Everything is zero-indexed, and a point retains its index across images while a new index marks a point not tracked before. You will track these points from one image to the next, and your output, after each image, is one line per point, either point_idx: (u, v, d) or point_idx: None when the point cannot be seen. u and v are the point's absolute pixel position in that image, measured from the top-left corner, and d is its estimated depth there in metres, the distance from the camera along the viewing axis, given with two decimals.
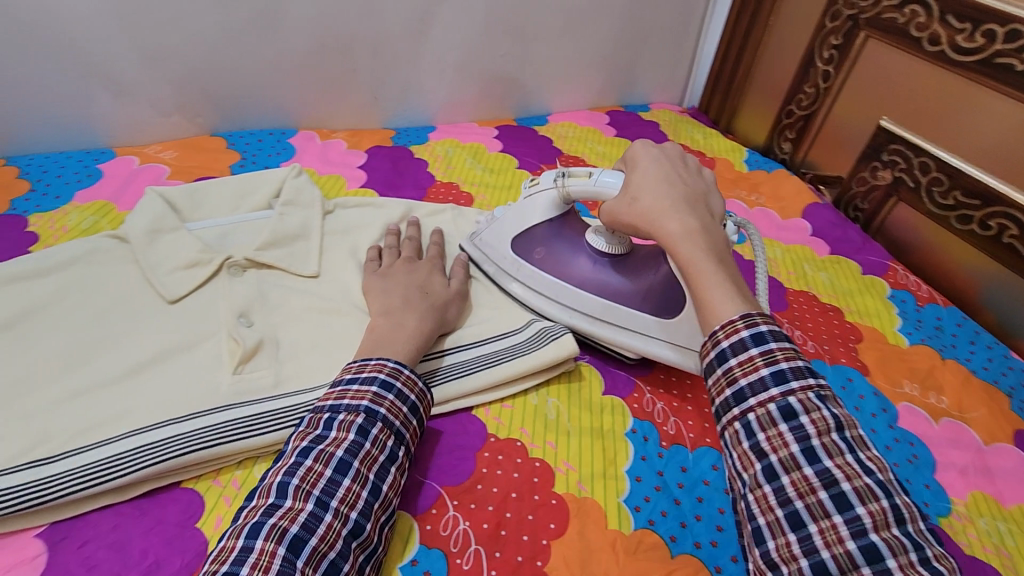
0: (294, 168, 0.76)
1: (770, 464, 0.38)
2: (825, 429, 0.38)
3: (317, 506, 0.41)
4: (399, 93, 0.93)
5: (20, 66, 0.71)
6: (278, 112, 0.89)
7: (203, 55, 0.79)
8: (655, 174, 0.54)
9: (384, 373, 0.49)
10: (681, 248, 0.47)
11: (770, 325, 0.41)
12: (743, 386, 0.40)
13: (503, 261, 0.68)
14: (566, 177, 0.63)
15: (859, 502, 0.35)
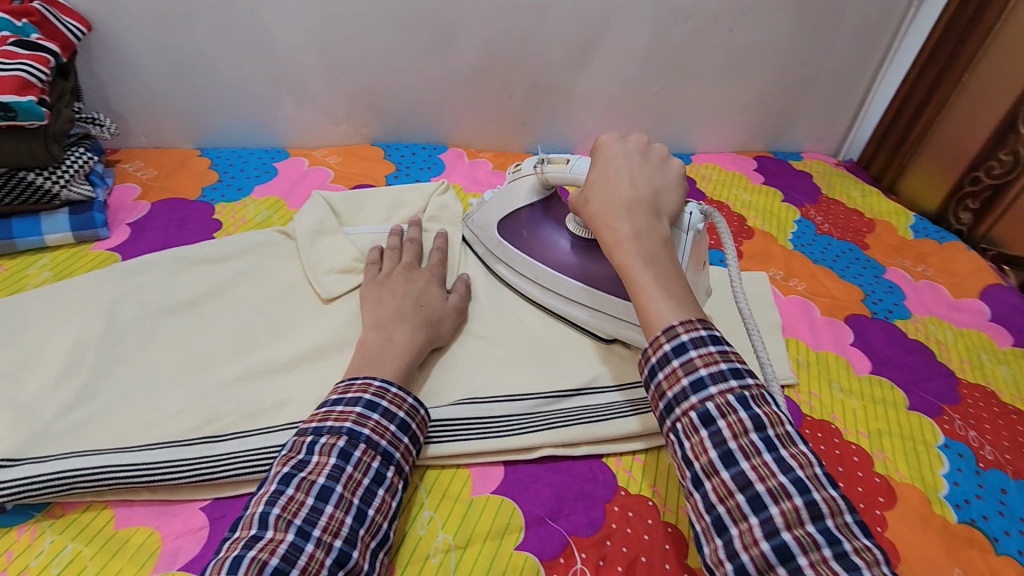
0: (442, 184, 0.77)
1: (752, 493, 0.38)
2: (741, 431, 0.39)
3: (299, 535, 0.40)
4: (548, 120, 0.94)
5: (227, 71, 0.79)
6: (434, 128, 0.92)
7: (378, 72, 0.84)
8: (614, 174, 0.54)
9: (369, 393, 0.47)
10: (616, 252, 0.49)
11: (690, 333, 0.42)
12: (670, 398, 0.42)
13: (490, 243, 0.69)
14: (545, 163, 0.63)
15: (771, 502, 0.37)
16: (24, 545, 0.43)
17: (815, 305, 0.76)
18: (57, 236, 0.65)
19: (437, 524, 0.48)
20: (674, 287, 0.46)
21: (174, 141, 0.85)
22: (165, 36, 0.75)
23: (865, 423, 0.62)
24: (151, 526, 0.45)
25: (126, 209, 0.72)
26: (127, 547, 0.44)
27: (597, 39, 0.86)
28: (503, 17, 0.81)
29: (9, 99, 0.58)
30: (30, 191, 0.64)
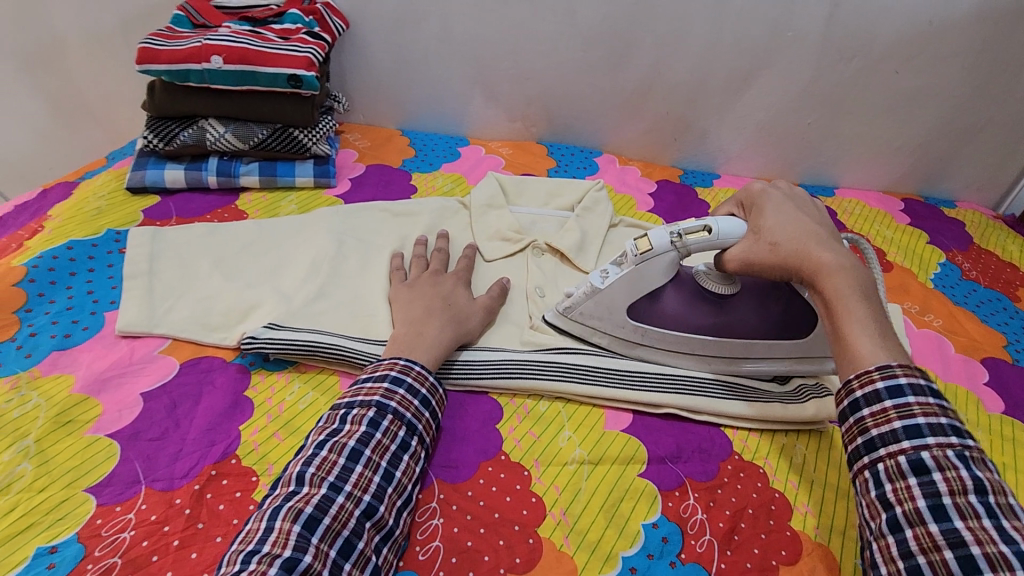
0: (598, 183, 0.87)
1: (964, 553, 0.35)
2: (960, 490, 0.37)
3: (331, 489, 0.45)
4: (698, 139, 1.02)
5: (437, 69, 0.97)
6: (593, 134, 1.04)
7: (556, 81, 0.97)
8: (790, 212, 0.55)
9: (394, 370, 0.53)
10: (829, 283, 0.48)
11: (910, 377, 0.41)
12: (873, 436, 0.41)
13: (623, 332, 0.64)
14: (684, 234, 0.58)
15: (988, 570, 0.34)
16: (281, 385, 0.58)
17: (949, 342, 0.77)
18: (303, 179, 0.83)
19: (575, 442, 0.58)
20: (886, 323, 0.46)
21: (383, 122, 1.04)
22: (397, 37, 0.93)
23: (988, 454, 0.64)
24: None
25: (347, 167, 0.91)
26: None
27: (760, 68, 0.93)
28: (675, 41, 0.91)
29: (300, 73, 0.75)
30: (292, 143, 0.82)
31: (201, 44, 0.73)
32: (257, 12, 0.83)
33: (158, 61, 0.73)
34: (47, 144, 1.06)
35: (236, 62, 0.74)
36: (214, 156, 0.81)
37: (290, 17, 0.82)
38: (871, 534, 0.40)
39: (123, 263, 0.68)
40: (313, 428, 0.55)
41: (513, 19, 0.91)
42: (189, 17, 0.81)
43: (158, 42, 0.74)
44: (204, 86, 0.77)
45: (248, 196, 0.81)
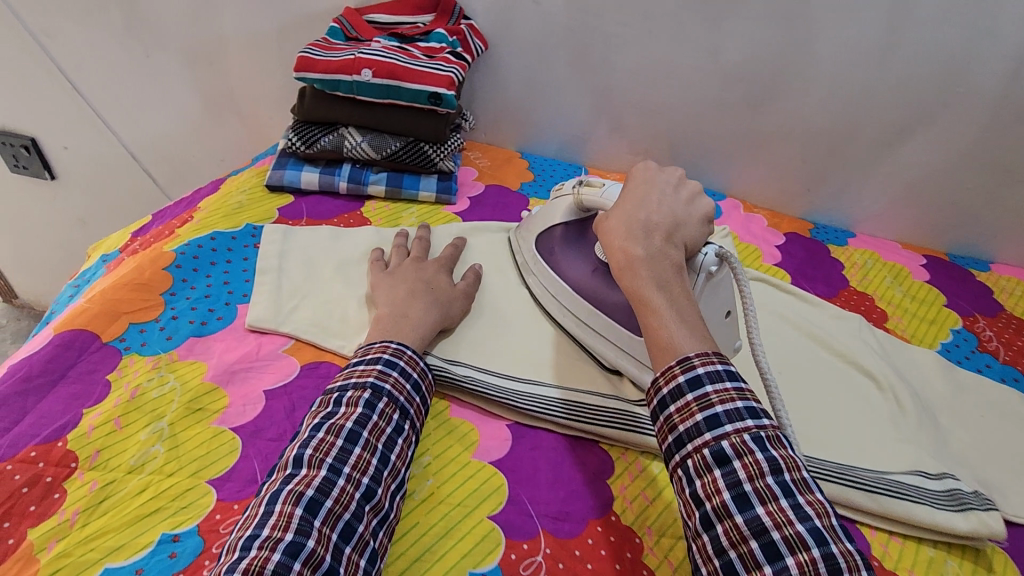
0: (723, 228, 0.85)
1: (767, 539, 0.37)
2: (757, 473, 0.39)
3: (330, 472, 0.43)
4: (836, 193, 0.94)
5: (565, 96, 0.95)
6: (718, 176, 0.99)
7: (688, 119, 0.93)
8: (633, 201, 0.56)
9: (387, 353, 0.52)
10: (626, 276, 0.50)
11: (706, 366, 0.43)
12: (682, 432, 0.43)
13: (524, 256, 0.74)
14: (582, 185, 0.68)
15: (788, 552, 0.36)
16: None
17: None
18: (426, 193, 0.84)
19: None
20: (685, 312, 0.47)
21: (502, 143, 1.04)
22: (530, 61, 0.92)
23: None
24: (473, 424, 0.58)
25: (467, 185, 0.91)
26: (459, 431, 0.57)
27: (921, 124, 0.84)
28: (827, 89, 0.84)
29: (442, 92, 0.76)
30: (421, 157, 0.83)
31: (354, 57, 0.76)
32: (404, 29, 0.86)
33: (314, 69, 0.76)
34: (193, 132, 1.15)
35: (384, 76, 0.76)
36: (347, 163, 0.84)
37: (436, 35, 0.84)
38: (691, 532, 0.42)
39: (256, 259, 0.71)
40: (421, 452, 0.54)
41: (650, 53, 0.87)
42: (344, 30, 0.85)
43: (316, 53, 0.77)
44: (351, 96, 0.79)
45: (373, 204, 0.83)
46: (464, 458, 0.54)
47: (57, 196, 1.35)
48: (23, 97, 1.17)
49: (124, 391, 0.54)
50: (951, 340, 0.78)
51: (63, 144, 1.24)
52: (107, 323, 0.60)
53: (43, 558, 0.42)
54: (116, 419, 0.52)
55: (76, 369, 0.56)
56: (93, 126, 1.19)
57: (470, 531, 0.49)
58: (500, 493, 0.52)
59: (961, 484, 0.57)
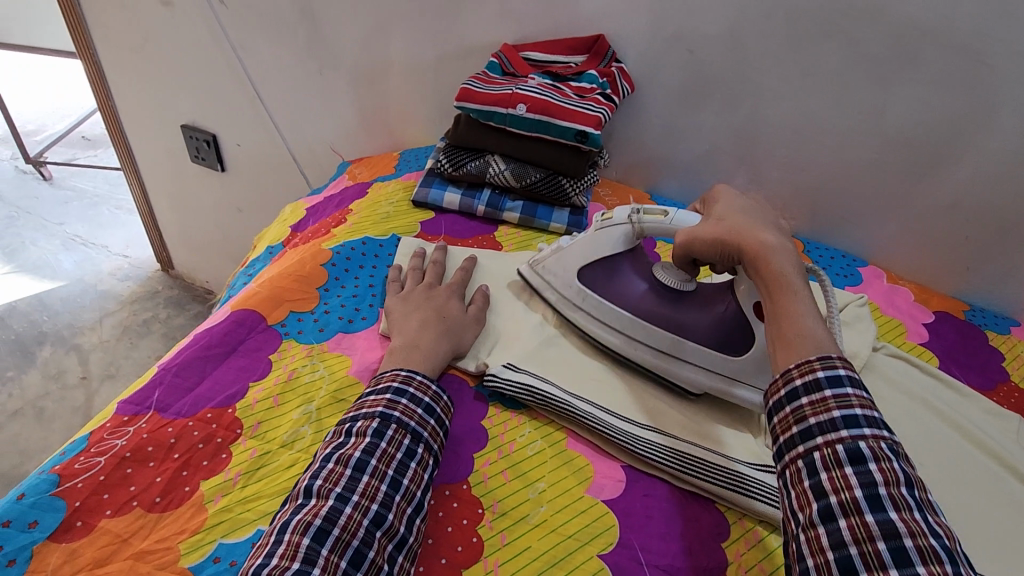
0: (861, 297, 0.80)
1: (897, 544, 0.36)
2: (893, 481, 0.39)
3: (338, 500, 0.46)
4: (1000, 275, 0.86)
5: (704, 143, 0.94)
6: (861, 241, 0.93)
7: (835, 178, 0.89)
8: (739, 206, 0.59)
9: (396, 381, 0.54)
10: (773, 258, 0.51)
11: (848, 370, 0.44)
12: (812, 425, 0.43)
13: (566, 291, 0.71)
14: (641, 213, 0.68)
15: (920, 561, 0.35)
16: (514, 424, 0.60)
17: None
18: (557, 225, 0.87)
19: None
20: (821, 310, 0.49)
21: (632, 182, 1.05)
22: (675, 106, 0.93)
23: None
24: (588, 459, 0.58)
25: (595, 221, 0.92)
26: (572, 464, 0.57)
27: None
28: (1006, 162, 0.78)
29: (589, 131, 0.80)
30: (557, 189, 0.86)
31: (512, 91, 0.81)
32: (558, 68, 0.90)
33: (474, 100, 0.82)
34: (346, 143, 1.27)
35: (538, 112, 0.80)
36: (488, 188, 0.88)
37: (587, 76, 0.87)
38: (797, 525, 0.41)
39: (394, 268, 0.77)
40: (538, 478, 0.55)
41: (805, 109, 0.85)
42: (501, 65, 0.91)
43: (477, 85, 0.84)
44: (502, 127, 0.84)
45: (505, 230, 0.87)
46: (577, 492, 0.55)
47: (222, 185, 1.53)
48: (215, 99, 1.36)
49: (283, 372, 0.61)
50: None
51: (237, 141, 1.41)
52: (271, 307, 0.68)
53: (211, 509, 0.48)
54: (275, 396, 0.58)
55: (245, 345, 0.63)
56: (264, 129, 1.35)
57: (580, 566, 0.49)
58: (612, 534, 0.52)
59: None
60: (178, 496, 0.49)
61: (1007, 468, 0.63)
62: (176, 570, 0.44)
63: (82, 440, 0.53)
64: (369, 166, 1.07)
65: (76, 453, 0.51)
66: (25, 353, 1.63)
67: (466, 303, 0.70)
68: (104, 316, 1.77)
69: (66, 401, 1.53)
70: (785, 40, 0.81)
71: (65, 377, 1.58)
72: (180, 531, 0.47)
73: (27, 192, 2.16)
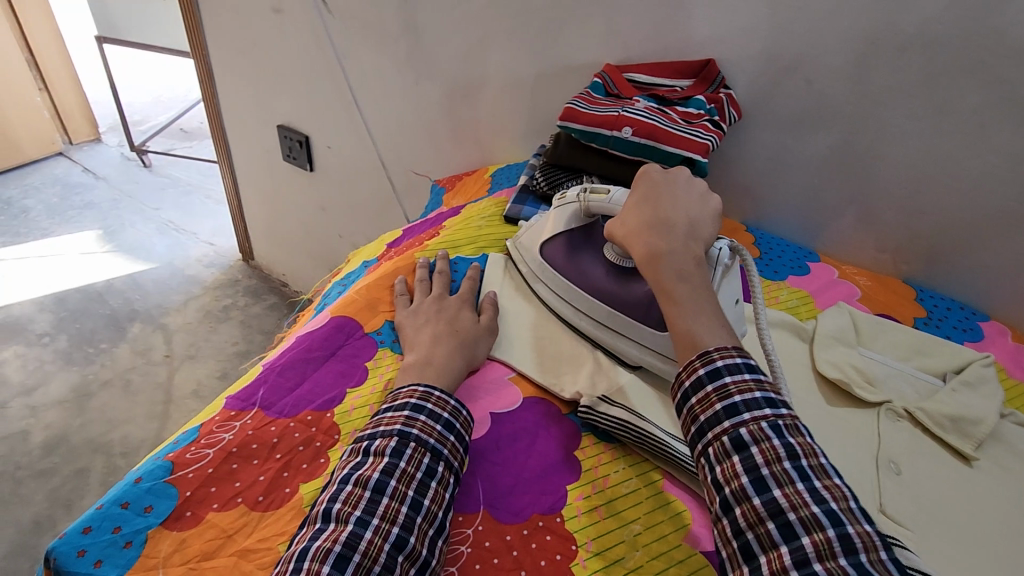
0: (987, 355, 0.72)
1: (785, 522, 0.40)
2: (773, 458, 0.42)
3: (358, 524, 0.45)
4: None
5: (812, 177, 0.90)
6: (985, 294, 0.85)
7: (960, 223, 0.82)
8: (648, 198, 0.62)
9: (415, 398, 0.53)
10: (651, 266, 0.56)
11: (725, 359, 0.47)
12: (702, 422, 0.46)
13: (532, 264, 0.77)
14: (588, 193, 0.73)
15: (804, 532, 0.39)
16: (608, 458, 0.58)
17: None
18: None
19: None
20: (705, 302, 0.53)
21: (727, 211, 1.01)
22: (783, 138, 0.89)
23: None
24: (686, 504, 0.55)
25: None
26: (668, 507, 0.54)
27: None
28: None
29: (696, 158, 0.77)
30: None
31: (618, 114, 0.80)
32: (663, 91, 0.88)
33: (578, 121, 0.82)
34: (434, 152, 1.29)
35: (643, 136, 0.78)
36: None
37: (695, 102, 0.84)
38: (712, 518, 0.44)
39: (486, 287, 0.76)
40: (633, 519, 0.53)
41: (932, 148, 0.79)
42: (605, 85, 0.90)
43: (582, 105, 0.83)
44: (603, 149, 0.83)
45: None
46: (674, 540, 0.51)
47: (310, 184, 1.60)
48: (312, 102, 1.42)
49: (379, 381, 0.61)
50: None
51: (328, 143, 1.47)
52: (369, 315, 0.69)
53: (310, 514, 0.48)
54: (371, 405, 0.58)
55: (344, 350, 0.64)
56: (356, 133, 1.40)
57: None
58: None
59: None
60: (279, 497, 0.50)
61: None
62: None
63: (193, 431, 0.54)
64: (463, 189, 1.10)
65: (187, 442, 0.53)
66: (118, 327, 1.74)
67: (477, 312, 0.69)
68: (189, 299, 1.87)
69: (150, 377, 1.62)
70: (917, 75, 0.76)
71: (151, 354, 1.68)
72: (281, 533, 0.47)
73: (131, 177, 2.33)
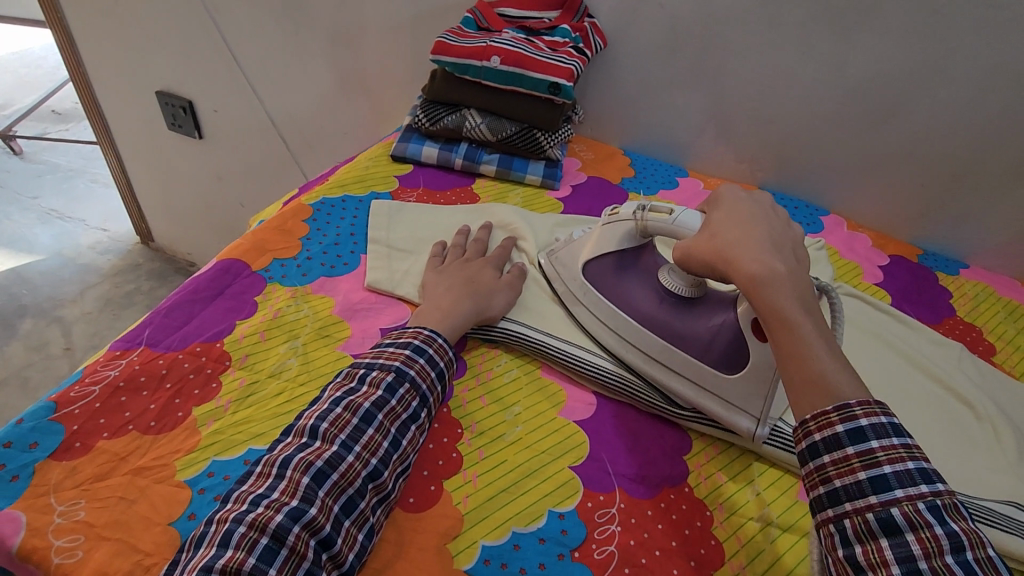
0: (819, 241, 0.84)
1: (889, 519, 0.39)
2: (936, 550, 0.37)
3: (342, 447, 0.47)
4: (952, 221, 0.90)
5: (676, 99, 0.97)
6: (825, 193, 0.97)
7: (800, 130, 0.92)
8: (738, 215, 0.55)
9: (417, 339, 0.55)
10: (765, 290, 0.48)
11: (870, 418, 0.42)
12: (869, 437, 0.41)
13: (571, 283, 0.67)
14: (647, 211, 0.63)
15: (908, 530, 0.38)
16: (490, 355, 0.64)
17: None
18: (533, 176, 0.89)
19: (764, 500, 0.54)
20: (828, 338, 0.46)
21: (607, 139, 1.07)
22: (648, 63, 0.95)
23: None
24: (561, 386, 0.62)
25: (571, 174, 0.94)
26: (548, 390, 0.61)
27: None
28: (955, 111, 0.82)
29: (561, 82, 0.82)
30: (532, 142, 0.89)
31: (486, 44, 0.83)
32: (532, 23, 0.93)
33: (449, 54, 0.84)
34: (325, 107, 1.28)
35: (511, 64, 0.82)
36: (465, 142, 0.90)
37: (561, 31, 0.89)
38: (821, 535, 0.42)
39: (368, 225, 0.77)
40: (514, 402, 0.59)
41: (770, 62, 0.88)
42: (476, 20, 0.92)
43: (452, 39, 0.85)
44: (477, 81, 0.86)
45: (482, 182, 0.89)
46: (551, 414, 0.59)
47: (200, 152, 1.53)
48: (190, 63, 1.35)
49: (268, 311, 0.63)
50: None
51: (214, 107, 1.41)
52: (255, 256, 0.70)
53: (205, 431, 0.51)
54: (261, 331, 0.61)
55: (232, 289, 0.65)
56: (243, 94, 1.35)
57: (556, 476, 0.53)
58: (582, 449, 0.56)
59: None
60: (172, 420, 0.51)
61: (946, 389, 0.69)
62: (174, 483, 0.47)
63: (76, 373, 0.55)
64: None
65: (69, 384, 0.53)
66: (6, 325, 1.62)
67: (502, 272, 0.70)
68: (84, 288, 1.76)
69: (50, 371, 1.53)
70: None
71: (48, 348, 1.58)
72: (175, 450, 0.49)
73: None
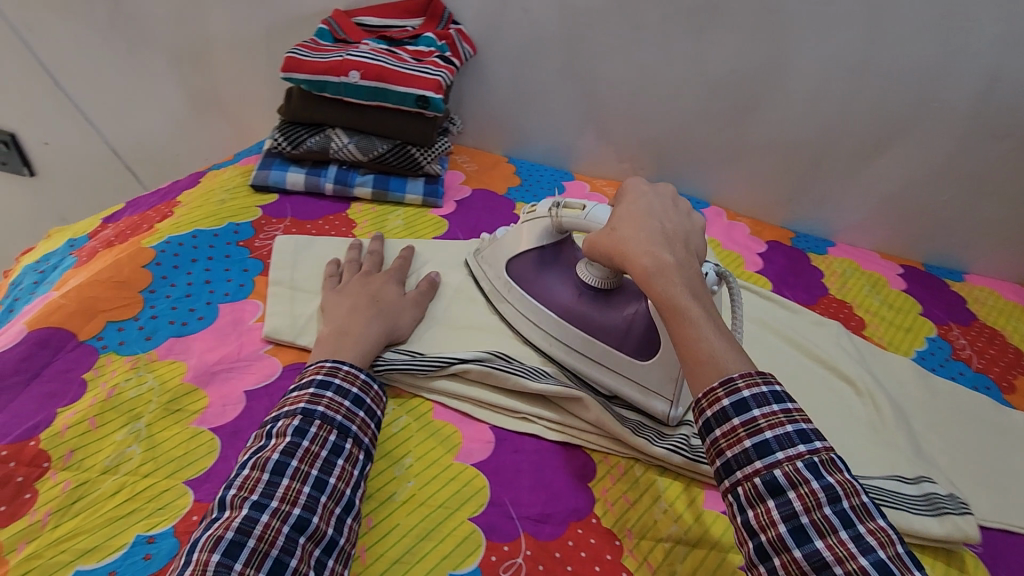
0: None
1: (797, 524, 0.37)
2: (847, 554, 0.35)
3: (255, 509, 0.40)
4: (816, 203, 0.96)
5: (552, 103, 0.96)
6: (703, 186, 0.99)
7: (673, 127, 0.94)
8: (642, 208, 0.53)
9: (321, 373, 0.49)
10: (655, 282, 0.47)
11: (752, 390, 0.41)
12: (769, 438, 0.39)
13: (496, 280, 0.68)
14: (561, 207, 0.63)
15: (817, 536, 0.36)
16: None
17: None
18: (412, 196, 0.84)
19: (671, 517, 0.53)
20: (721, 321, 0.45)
21: (489, 147, 1.04)
22: (519, 69, 0.93)
23: None
24: (456, 426, 0.58)
25: (454, 189, 0.90)
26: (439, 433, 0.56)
27: (899, 136, 0.86)
28: (807, 100, 0.86)
29: (429, 95, 0.77)
30: (408, 160, 0.83)
31: (342, 58, 0.77)
32: (394, 32, 0.87)
33: (302, 70, 0.77)
34: (178, 132, 1.14)
35: (372, 79, 0.76)
36: (334, 164, 0.83)
37: (424, 39, 0.84)
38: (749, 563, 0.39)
39: (272, 265, 0.69)
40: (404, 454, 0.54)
41: (637, 62, 0.88)
42: (332, 31, 0.86)
43: (305, 53, 0.78)
44: (337, 98, 0.80)
45: (359, 207, 0.83)
46: (445, 461, 0.54)
47: (34, 192, 1.32)
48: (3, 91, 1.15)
49: (101, 390, 0.53)
50: (927, 348, 0.80)
51: (42, 140, 1.21)
52: (83, 321, 0.59)
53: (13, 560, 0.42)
54: (91, 418, 0.51)
55: (52, 367, 0.55)
56: (76, 122, 1.18)
57: (452, 533, 0.48)
58: (481, 496, 0.52)
59: (938, 488, 0.58)
60: None
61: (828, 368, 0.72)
62: None
63: None
64: None
65: None
66: None
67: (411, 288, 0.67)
68: None
69: None
70: None
71: None
72: None
73: None
